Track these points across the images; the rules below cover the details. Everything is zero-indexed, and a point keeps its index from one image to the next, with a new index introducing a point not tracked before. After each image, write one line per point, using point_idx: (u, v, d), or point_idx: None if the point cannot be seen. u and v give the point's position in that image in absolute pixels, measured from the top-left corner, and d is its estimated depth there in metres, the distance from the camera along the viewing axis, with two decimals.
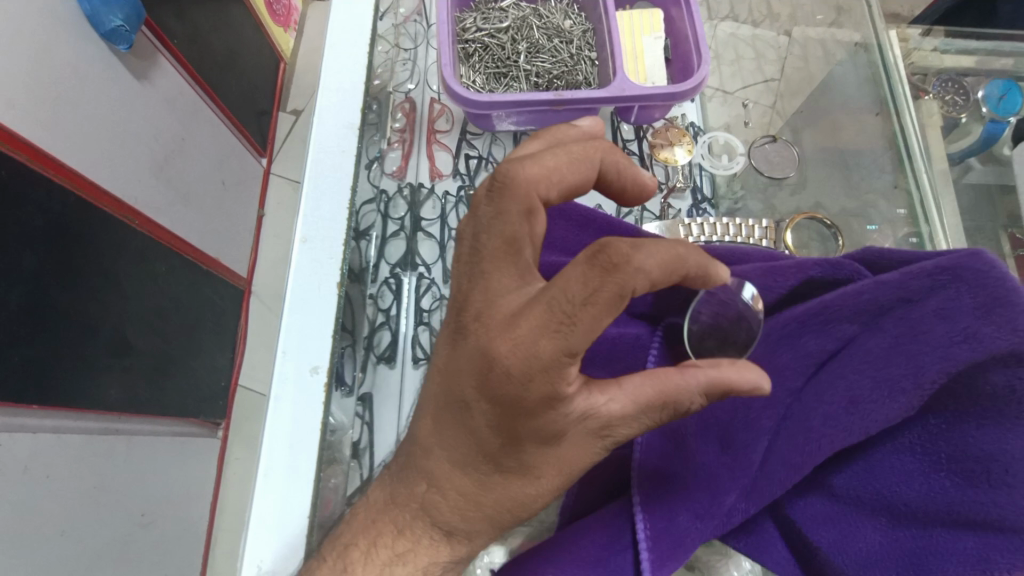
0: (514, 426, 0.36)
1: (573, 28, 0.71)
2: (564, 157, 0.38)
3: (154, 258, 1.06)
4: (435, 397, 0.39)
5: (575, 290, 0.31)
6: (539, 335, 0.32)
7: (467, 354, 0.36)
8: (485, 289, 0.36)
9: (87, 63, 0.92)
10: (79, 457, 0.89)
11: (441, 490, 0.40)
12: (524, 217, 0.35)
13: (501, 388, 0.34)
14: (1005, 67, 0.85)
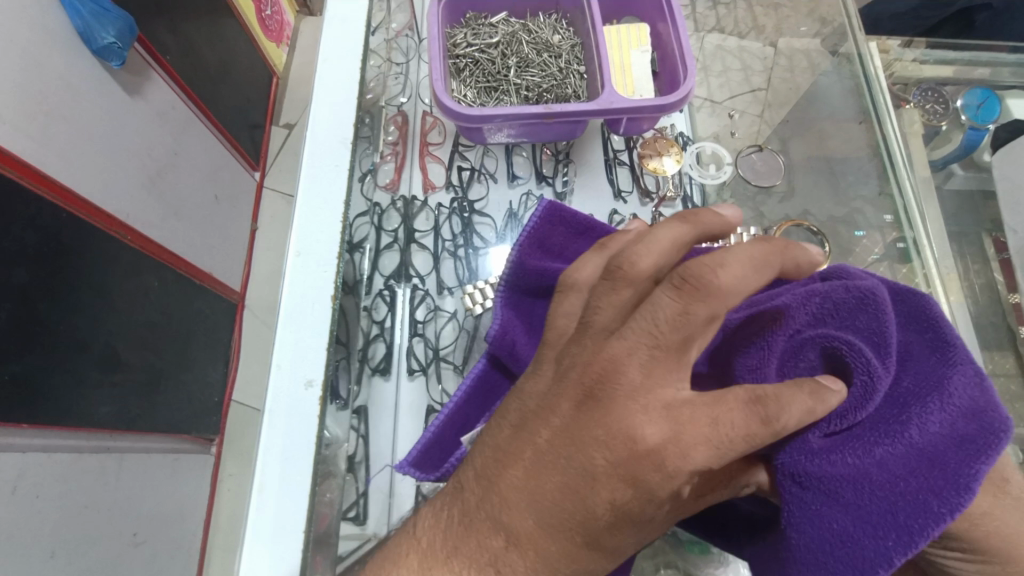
0: (627, 507, 0.34)
1: (562, 43, 0.72)
2: (750, 259, 0.32)
3: (146, 272, 1.06)
4: (540, 453, 0.35)
5: (738, 428, 0.32)
6: (704, 442, 0.32)
7: (613, 429, 0.33)
8: (642, 374, 0.33)
9: (79, 80, 0.92)
10: (69, 475, 0.88)
11: (518, 550, 0.35)
12: (706, 325, 0.32)
13: (640, 474, 0.33)
14: (982, 76, 0.87)
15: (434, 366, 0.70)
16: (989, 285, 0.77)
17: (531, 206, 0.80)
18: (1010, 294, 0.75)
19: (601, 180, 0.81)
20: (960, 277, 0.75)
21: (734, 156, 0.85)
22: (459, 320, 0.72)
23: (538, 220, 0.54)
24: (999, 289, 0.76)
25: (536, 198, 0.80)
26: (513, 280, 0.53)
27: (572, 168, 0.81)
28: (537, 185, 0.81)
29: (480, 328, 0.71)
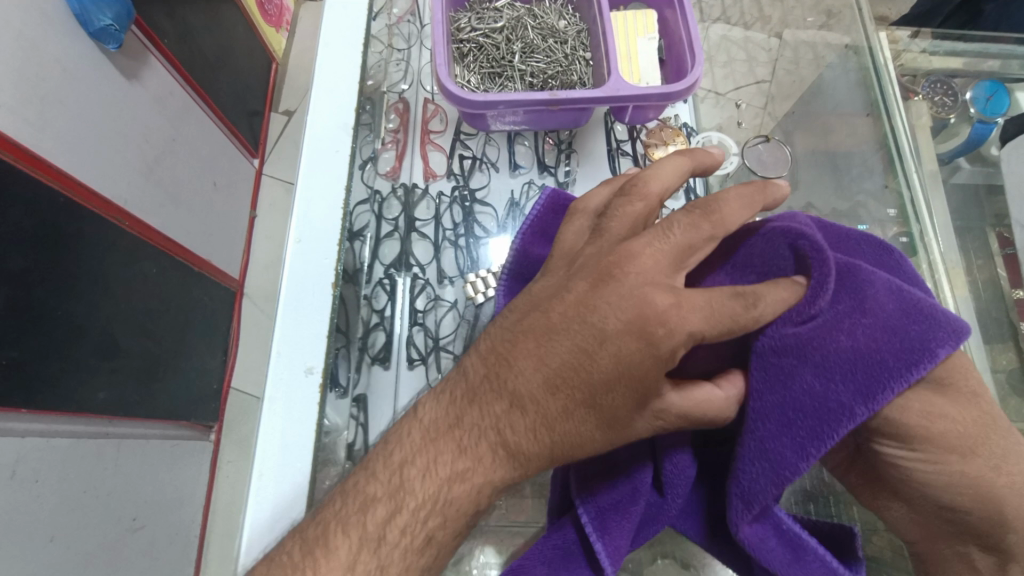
0: (631, 363, 0.37)
1: (568, 29, 0.71)
2: (740, 196, 0.42)
3: (145, 259, 1.06)
4: (552, 325, 0.40)
5: (729, 308, 0.38)
6: (699, 308, 0.37)
7: (622, 294, 0.38)
8: (644, 260, 0.39)
9: (76, 63, 0.91)
10: (67, 461, 0.88)
11: (522, 412, 0.40)
12: (707, 243, 0.41)
13: (648, 329, 0.37)
14: (992, 69, 0.86)
15: (434, 356, 0.70)
16: (993, 282, 0.75)
17: (532, 196, 0.79)
18: (1013, 289, 0.74)
19: (603, 171, 0.80)
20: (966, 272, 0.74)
21: (740, 147, 0.83)
22: (459, 311, 0.72)
23: (541, 207, 0.54)
24: (1003, 285, 0.74)
25: (537, 188, 0.79)
26: (515, 269, 0.54)
27: (575, 158, 0.80)
28: (539, 175, 0.80)
29: (480, 319, 0.71)
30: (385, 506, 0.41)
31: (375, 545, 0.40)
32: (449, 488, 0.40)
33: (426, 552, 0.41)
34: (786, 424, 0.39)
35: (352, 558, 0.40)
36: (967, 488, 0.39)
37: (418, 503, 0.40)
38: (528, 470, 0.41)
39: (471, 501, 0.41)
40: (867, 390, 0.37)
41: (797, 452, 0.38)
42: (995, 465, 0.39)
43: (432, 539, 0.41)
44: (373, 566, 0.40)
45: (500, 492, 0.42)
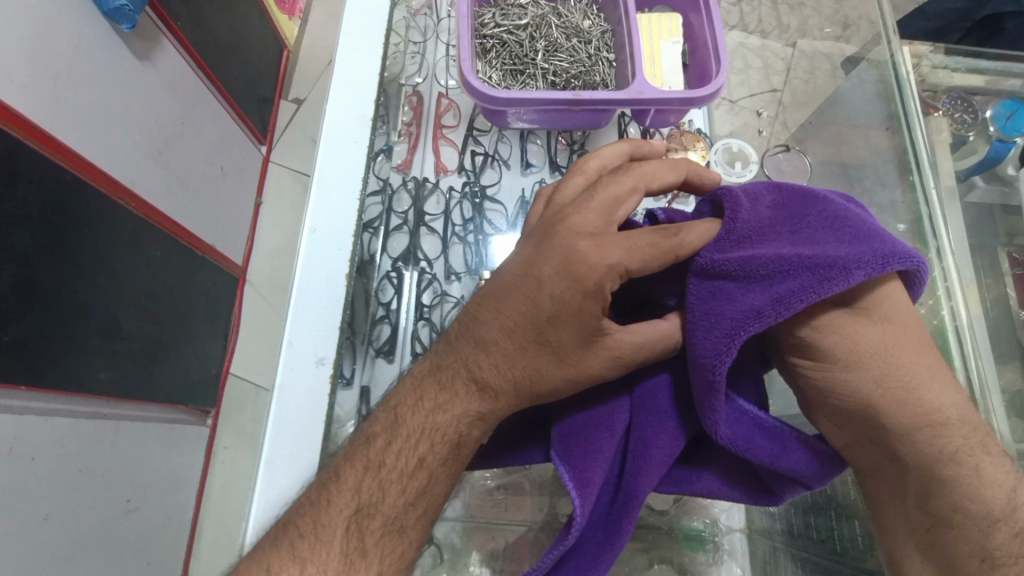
0: (568, 297, 0.42)
1: (593, 29, 0.71)
2: (664, 161, 0.50)
3: (151, 241, 1.05)
4: (499, 285, 0.45)
5: (644, 240, 0.43)
6: (618, 248, 0.43)
7: (556, 249, 0.44)
8: (578, 216, 0.45)
9: (89, 41, 0.90)
10: (65, 440, 0.88)
11: (485, 353, 0.43)
12: (631, 194, 0.48)
13: (574, 272, 0.42)
14: (1013, 88, 0.84)
15: None
16: (1000, 299, 0.73)
17: None
18: (1019, 310, 0.72)
19: None
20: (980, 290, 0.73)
21: (761, 155, 0.84)
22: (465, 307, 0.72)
23: None
24: (1009, 304, 0.72)
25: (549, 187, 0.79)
26: None
27: None
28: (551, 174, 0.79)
29: None
30: (383, 438, 0.43)
31: (376, 470, 0.42)
32: (434, 418, 0.43)
33: (419, 476, 0.42)
34: (708, 328, 0.41)
35: (358, 482, 0.42)
36: (852, 391, 0.39)
37: (410, 431, 0.43)
38: (500, 405, 0.43)
39: (454, 431, 0.43)
40: (781, 295, 0.38)
41: (712, 349, 0.40)
42: (912, 383, 0.38)
43: (424, 464, 0.42)
44: (375, 488, 0.42)
45: (483, 429, 0.44)
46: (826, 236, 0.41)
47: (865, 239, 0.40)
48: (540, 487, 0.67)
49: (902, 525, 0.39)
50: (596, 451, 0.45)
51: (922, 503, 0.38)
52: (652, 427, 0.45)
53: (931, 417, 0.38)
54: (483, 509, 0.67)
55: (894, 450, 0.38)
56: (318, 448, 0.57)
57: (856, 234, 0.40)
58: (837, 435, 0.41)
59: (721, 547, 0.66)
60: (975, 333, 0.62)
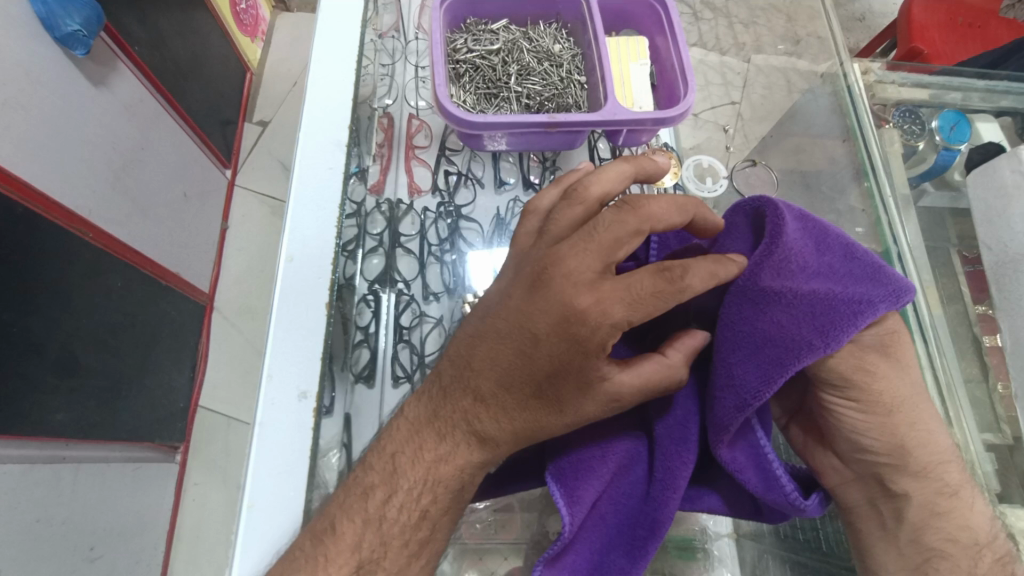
0: (568, 354, 0.40)
1: (563, 53, 0.72)
2: (674, 202, 0.44)
3: (109, 272, 1.01)
4: (495, 327, 0.42)
5: (647, 285, 0.40)
6: (620, 301, 0.39)
7: (551, 299, 0.40)
8: (575, 260, 0.41)
9: (37, 66, 0.86)
10: (19, 487, 0.82)
11: (484, 405, 0.42)
12: (633, 236, 0.41)
13: (572, 328, 0.39)
14: (955, 100, 0.88)
15: (419, 374, 0.68)
16: (957, 297, 0.76)
17: (517, 212, 0.79)
18: (976, 305, 0.76)
19: None
20: (942, 289, 0.76)
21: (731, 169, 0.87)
22: (444, 328, 0.72)
23: None
24: (965, 300, 0.76)
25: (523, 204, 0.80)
26: None
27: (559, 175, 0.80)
28: (524, 192, 0.80)
29: None
30: (382, 490, 0.43)
31: (376, 525, 0.42)
32: (436, 470, 0.43)
33: (422, 527, 0.43)
34: (753, 352, 0.40)
35: (358, 538, 0.42)
36: (882, 438, 0.42)
37: (410, 484, 0.43)
38: (498, 454, 0.43)
39: (457, 481, 0.44)
40: (825, 327, 0.39)
41: (759, 376, 0.39)
42: (911, 421, 0.42)
43: (427, 516, 0.43)
44: (377, 544, 0.42)
45: (481, 475, 0.45)
46: (804, 315, 0.39)
47: (836, 322, 0.39)
48: (528, 503, 0.66)
49: (890, 559, 0.42)
50: (587, 471, 0.45)
51: (915, 539, 0.41)
52: (679, 454, 0.44)
53: (936, 462, 0.42)
54: (473, 531, 0.65)
55: (895, 491, 0.42)
56: (307, 486, 0.53)
57: (833, 316, 0.39)
58: (839, 473, 0.44)
59: (713, 555, 0.67)
60: (937, 330, 0.65)
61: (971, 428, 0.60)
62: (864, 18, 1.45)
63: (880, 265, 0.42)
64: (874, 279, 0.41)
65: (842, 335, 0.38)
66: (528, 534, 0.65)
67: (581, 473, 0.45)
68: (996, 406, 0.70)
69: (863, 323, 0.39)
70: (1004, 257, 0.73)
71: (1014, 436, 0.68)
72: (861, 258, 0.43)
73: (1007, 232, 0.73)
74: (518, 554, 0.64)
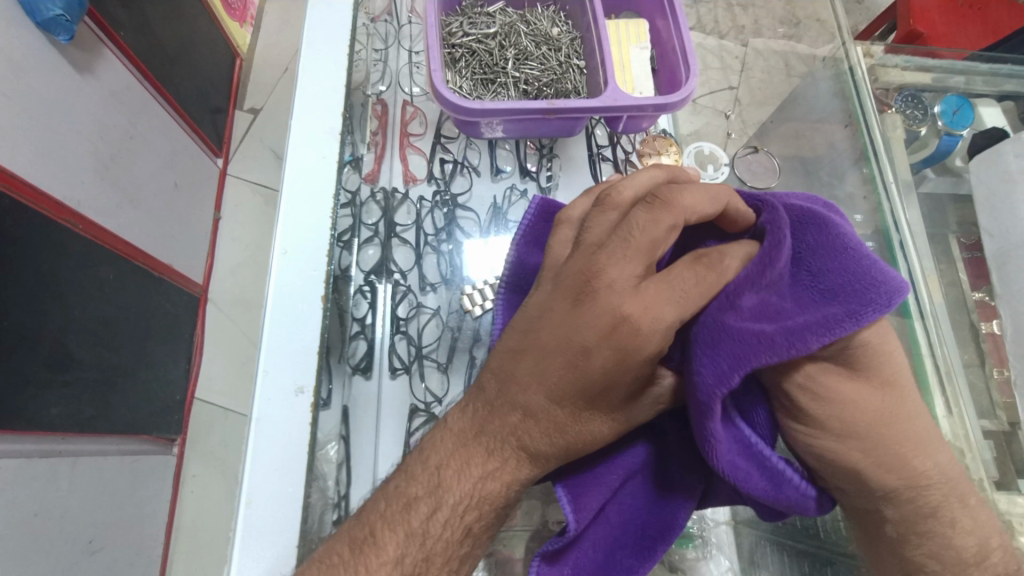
0: (621, 366, 0.39)
1: (562, 36, 0.71)
2: (703, 190, 0.41)
3: (101, 264, 0.99)
4: (541, 341, 0.40)
5: (688, 280, 0.39)
6: (667, 303, 0.38)
7: (599, 311, 0.39)
8: (615, 268, 0.39)
9: (20, 54, 0.84)
10: (17, 482, 0.82)
11: (534, 420, 0.41)
12: (669, 233, 0.39)
13: (623, 342, 0.38)
14: (958, 84, 0.87)
15: (417, 365, 0.68)
16: (955, 284, 0.77)
17: (514, 201, 0.78)
18: (972, 292, 0.76)
19: (585, 175, 0.80)
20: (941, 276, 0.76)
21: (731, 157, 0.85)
22: (442, 318, 0.71)
23: (531, 217, 0.55)
24: (963, 287, 0.76)
25: (520, 193, 0.79)
26: (513, 280, 0.55)
27: (556, 163, 0.79)
28: (521, 180, 0.79)
29: (465, 327, 0.71)
30: (426, 503, 0.42)
31: (420, 540, 0.42)
32: (483, 485, 0.42)
33: (466, 541, 0.43)
34: (715, 346, 0.39)
35: (401, 551, 0.41)
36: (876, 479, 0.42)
37: (456, 500, 0.42)
38: (547, 466, 0.43)
39: (502, 496, 0.43)
40: (788, 334, 0.38)
41: (715, 374, 0.38)
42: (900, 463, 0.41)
43: (471, 532, 0.43)
44: (419, 560, 0.42)
45: (526, 488, 0.45)
46: (765, 318, 0.39)
47: (800, 340, 0.38)
48: (528, 493, 0.65)
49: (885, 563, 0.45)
50: (595, 475, 0.47)
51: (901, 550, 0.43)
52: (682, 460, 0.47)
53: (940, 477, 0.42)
54: None
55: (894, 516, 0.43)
56: (305, 482, 0.53)
57: (798, 328, 0.38)
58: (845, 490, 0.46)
59: (709, 541, 0.67)
60: (937, 318, 0.65)
61: (968, 415, 0.60)
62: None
63: (871, 271, 0.40)
64: (865, 287, 0.40)
65: (804, 346, 0.38)
66: (530, 521, 0.65)
67: (587, 476, 0.47)
68: (992, 392, 0.70)
69: (837, 332, 0.38)
70: (1006, 244, 0.73)
71: (1009, 422, 0.68)
72: (856, 257, 0.41)
73: (1007, 219, 0.73)
74: (518, 541, 0.64)
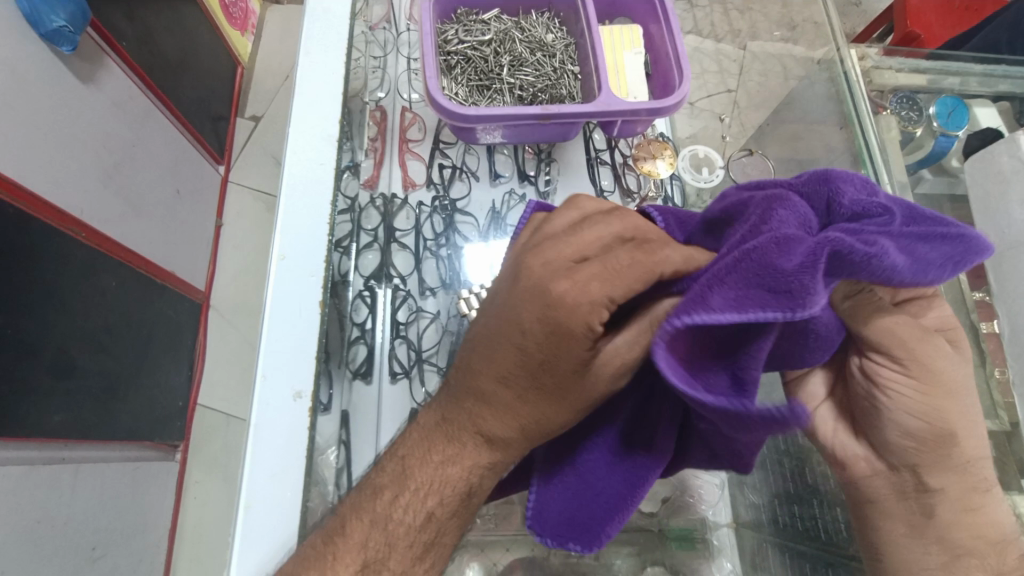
0: (556, 340, 0.38)
1: (556, 42, 0.72)
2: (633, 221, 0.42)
3: (103, 272, 1.00)
4: (486, 325, 0.41)
5: (625, 265, 0.37)
6: (594, 280, 0.37)
7: (531, 290, 0.39)
8: (551, 252, 0.40)
9: (25, 65, 0.85)
10: (20, 489, 0.82)
11: (487, 403, 0.42)
12: (614, 239, 0.41)
13: (550, 314, 0.37)
14: (953, 86, 0.87)
15: (417, 369, 0.68)
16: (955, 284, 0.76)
17: (513, 205, 0.79)
18: (973, 292, 0.76)
19: (583, 179, 0.80)
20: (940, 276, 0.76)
21: (725, 160, 0.85)
22: (442, 322, 0.71)
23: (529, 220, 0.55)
24: (964, 287, 0.76)
25: (519, 197, 0.79)
26: None
27: (554, 168, 0.80)
28: (520, 184, 0.79)
29: (464, 331, 0.71)
30: (391, 491, 0.43)
31: (382, 526, 0.42)
32: (444, 471, 0.42)
33: (430, 529, 0.42)
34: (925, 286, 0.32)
35: (364, 537, 0.42)
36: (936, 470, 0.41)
37: (418, 485, 0.42)
38: (510, 452, 0.43)
39: (465, 483, 0.43)
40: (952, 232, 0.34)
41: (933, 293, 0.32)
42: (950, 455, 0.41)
43: (434, 519, 0.42)
44: (383, 547, 0.42)
45: (492, 476, 0.44)
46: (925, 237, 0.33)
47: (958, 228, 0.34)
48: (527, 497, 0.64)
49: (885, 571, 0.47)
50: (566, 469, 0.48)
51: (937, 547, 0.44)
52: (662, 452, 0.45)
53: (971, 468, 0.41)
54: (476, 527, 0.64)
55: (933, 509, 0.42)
56: (303, 485, 0.53)
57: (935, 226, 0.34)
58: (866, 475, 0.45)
59: (711, 545, 0.67)
60: None
61: None
62: (859, 3, 1.45)
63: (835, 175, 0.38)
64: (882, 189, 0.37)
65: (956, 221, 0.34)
66: (527, 526, 0.65)
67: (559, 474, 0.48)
68: (994, 392, 0.70)
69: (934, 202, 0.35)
70: (1002, 244, 0.73)
71: (1012, 421, 0.68)
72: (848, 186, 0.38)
73: (1003, 218, 0.73)
74: (519, 544, 0.64)
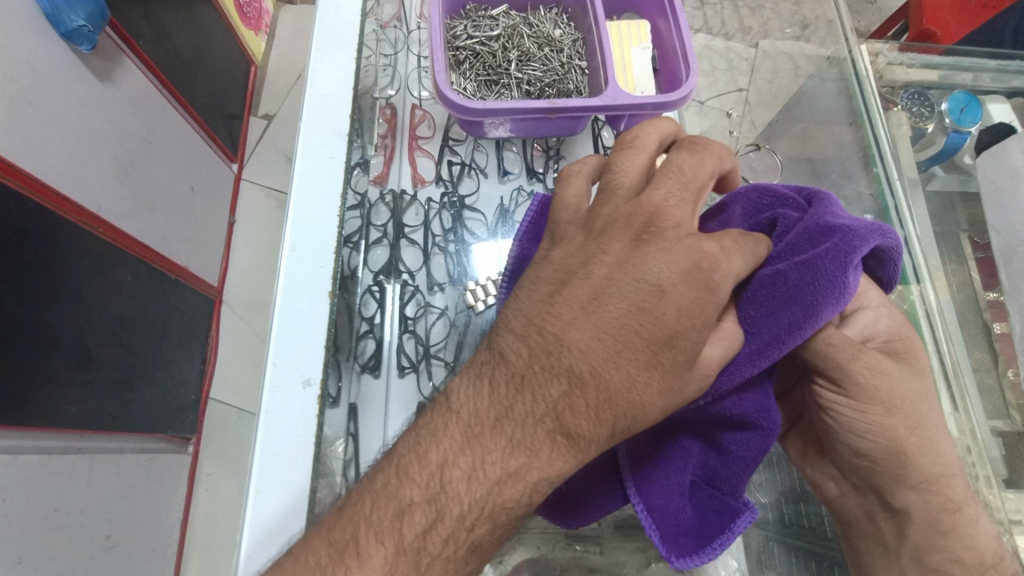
0: (694, 310, 0.38)
1: (563, 37, 0.72)
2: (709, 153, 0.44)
3: (120, 267, 1.02)
4: (583, 298, 0.39)
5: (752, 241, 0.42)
6: (736, 253, 0.40)
7: (677, 249, 0.39)
8: (677, 210, 0.41)
9: (46, 64, 0.87)
10: (37, 477, 0.84)
11: (581, 390, 0.37)
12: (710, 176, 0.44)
13: (704, 275, 0.38)
14: (965, 81, 0.87)
15: (425, 364, 0.68)
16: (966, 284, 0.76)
17: (522, 203, 0.79)
18: (986, 292, 0.75)
19: None
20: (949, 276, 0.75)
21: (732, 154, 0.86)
22: (450, 318, 0.72)
23: (535, 210, 0.55)
24: (975, 286, 0.75)
25: (526, 194, 0.80)
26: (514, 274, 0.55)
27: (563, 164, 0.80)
28: (528, 181, 0.80)
29: (471, 326, 0.71)
30: (424, 511, 0.38)
31: (415, 555, 0.38)
32: (501, 489, 0.38)
33: (472, 557, 0.39)
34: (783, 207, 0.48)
35: (392, 564, 0.38)
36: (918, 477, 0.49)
37: (467, 502, 0.38)
38: (589, 454, 0.39)
39: (526, 498, 0.38)
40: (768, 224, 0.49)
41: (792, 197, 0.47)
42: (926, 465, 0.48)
43: (477, 548, 0.39)
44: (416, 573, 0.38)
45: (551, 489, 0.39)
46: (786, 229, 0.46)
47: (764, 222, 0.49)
48: None
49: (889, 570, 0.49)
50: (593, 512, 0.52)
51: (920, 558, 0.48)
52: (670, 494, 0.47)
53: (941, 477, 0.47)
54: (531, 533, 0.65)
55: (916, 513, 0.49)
56: (312, 472, 0.54)
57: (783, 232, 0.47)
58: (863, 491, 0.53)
59: None
60: (943, 316, 0.65)
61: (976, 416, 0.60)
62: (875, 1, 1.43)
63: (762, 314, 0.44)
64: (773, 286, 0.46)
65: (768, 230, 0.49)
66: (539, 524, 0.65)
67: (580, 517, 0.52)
68: (1005, 392, 0.69)
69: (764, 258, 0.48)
70: (1013, 244, 0.72)
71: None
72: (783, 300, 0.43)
73: (1015, 217, 0.73)
74: (528, 542, 0.65)
